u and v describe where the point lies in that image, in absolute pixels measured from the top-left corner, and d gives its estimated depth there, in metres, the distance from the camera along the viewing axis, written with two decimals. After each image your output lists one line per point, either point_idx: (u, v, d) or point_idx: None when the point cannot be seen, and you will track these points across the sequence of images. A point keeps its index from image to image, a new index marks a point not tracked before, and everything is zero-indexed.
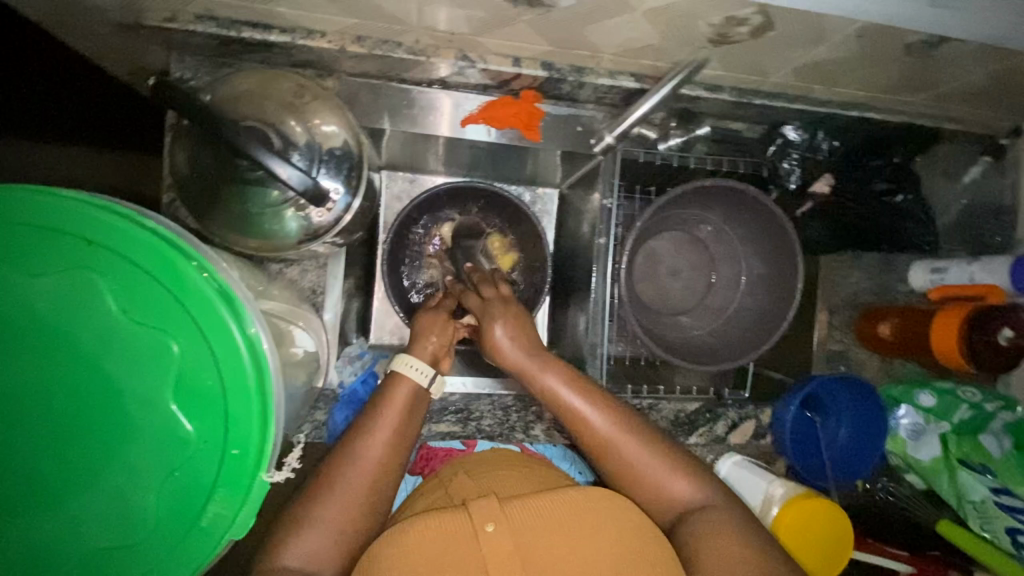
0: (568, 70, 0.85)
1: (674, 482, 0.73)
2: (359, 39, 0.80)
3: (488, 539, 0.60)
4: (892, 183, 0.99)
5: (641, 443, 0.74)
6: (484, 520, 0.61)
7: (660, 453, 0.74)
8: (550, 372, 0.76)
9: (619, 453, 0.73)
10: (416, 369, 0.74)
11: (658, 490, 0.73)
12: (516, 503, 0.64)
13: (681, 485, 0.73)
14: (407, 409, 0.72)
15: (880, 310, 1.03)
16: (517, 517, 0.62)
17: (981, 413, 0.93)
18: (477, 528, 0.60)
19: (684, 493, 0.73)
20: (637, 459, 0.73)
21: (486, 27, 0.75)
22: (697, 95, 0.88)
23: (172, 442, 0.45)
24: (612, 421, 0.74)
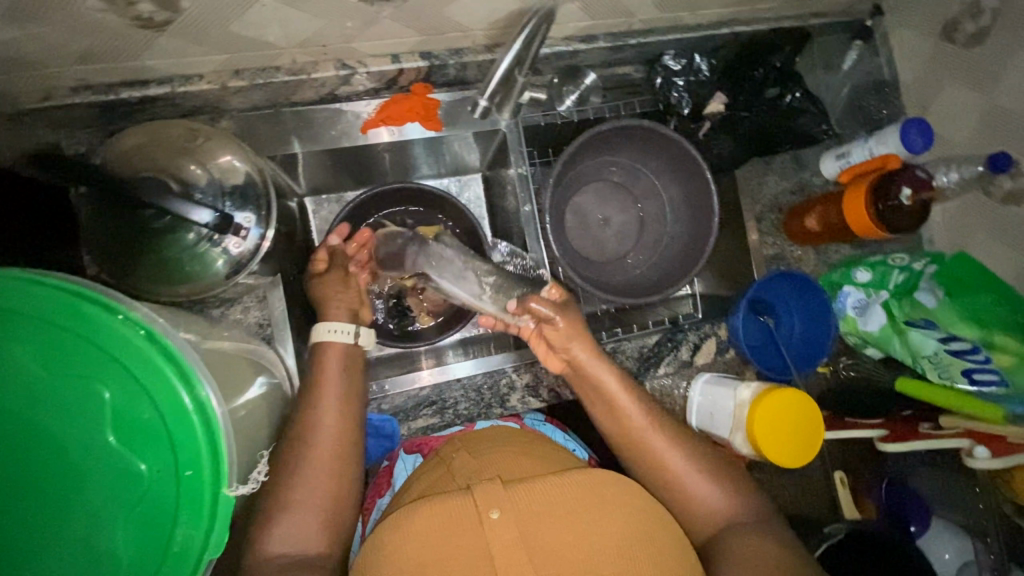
0: (447, 55, 0.89)
1: (709, 489, 0.73)
2: (238, 73, 0.82)
3: (493, 528, 0.60)
4: (780, 85, 1.03)
5: (686, 456, 0.74)
6: (489, 507, 0.61)
7: (697, 457, 0.74)
8: (604, 369, 0.77)
9: (662, 466, 0.74)
10: (341, 332, 0.79)
11: (692, 497, 0.73)
12: (521, 488, 0.63)
13: (715, 493, 0.73)
14: (347, 379, 0.76)
15: (804, 205, 1.06)
16: (521, 502, 0.62)
17: (912, 275, 0.99)
18: (482, 516, 0.61)
19: (716, 500, 0.72)
20: (681, 471, 0.73)
21: (355, 30, 0.78)
22: (576, 49, 0.94)
23: (123, 479, 0.46)
24: (658, 434, 0.75)
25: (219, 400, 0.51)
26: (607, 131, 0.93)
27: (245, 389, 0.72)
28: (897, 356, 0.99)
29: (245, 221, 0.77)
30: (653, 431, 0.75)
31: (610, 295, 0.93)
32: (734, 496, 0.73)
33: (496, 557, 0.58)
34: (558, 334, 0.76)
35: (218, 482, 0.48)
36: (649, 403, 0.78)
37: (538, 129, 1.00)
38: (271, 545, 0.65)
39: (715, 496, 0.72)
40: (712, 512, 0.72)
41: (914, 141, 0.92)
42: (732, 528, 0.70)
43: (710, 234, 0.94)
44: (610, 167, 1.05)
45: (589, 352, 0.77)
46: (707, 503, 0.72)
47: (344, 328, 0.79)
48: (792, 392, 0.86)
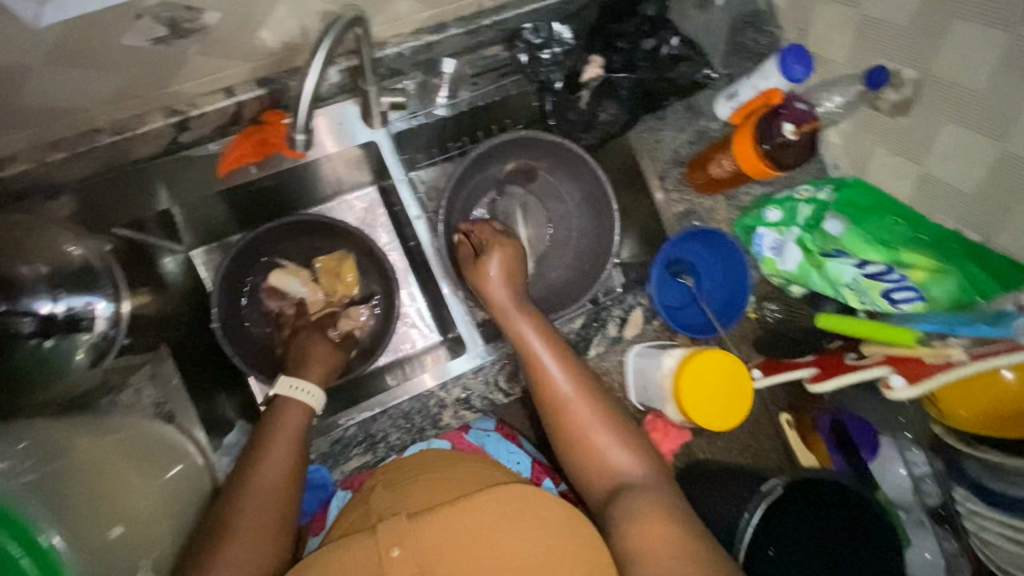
0: (286, 77, 0.82)
1: (616, 452, 0.76)
2: (56, 144, 0.76)
3: (392, 563, 0.63)
4: (652, 37, 1.00)
5: (595, 405, 0.78)
6: (388, 544, 0.64)
7: (608, 416, 0.78)
8: (528, 322, 0.83)
9: (570, 414, 0.78)
10: (302, 391, 0.84)
11: (597, 457, 0.76)
12: (423, 518, 0.65)
13: (622, 456, 0.76)
14: (299, 430, 0.80)
15: (705, 153, 1.04)
16: (422, 533, 0.64)
17: (819, 206, 0.98)
18: (381, 553, 0.63)
19: (622, 462, 0.76)
20: (586, 419, 0.77)
21: (164, 73, 0.71)
22: (426, 41, 0.88)
23: None
24: (575, 386, 0.79)
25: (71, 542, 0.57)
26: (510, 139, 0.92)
27: (149, 479, 0.72)
28: (819, 289, 0.98)
29: (89, 310, 0.74)
30: (570, 382, 0.79)
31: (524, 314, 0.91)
32: (643, 454, 0.76)
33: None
34: (500, 293, 0.86)
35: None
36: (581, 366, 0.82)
37: (410, 133, 0.96)
38: None
39: (626, 458, 0.76)
40: (619, 469, 0.75)
41: (794, 67, 0.91)
42: (640, 485, 0.73)
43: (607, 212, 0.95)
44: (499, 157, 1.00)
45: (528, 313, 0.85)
46: (614, 463, 0.76)
47: (306, 387, 0.83)
48: (718, 352, 0.85)
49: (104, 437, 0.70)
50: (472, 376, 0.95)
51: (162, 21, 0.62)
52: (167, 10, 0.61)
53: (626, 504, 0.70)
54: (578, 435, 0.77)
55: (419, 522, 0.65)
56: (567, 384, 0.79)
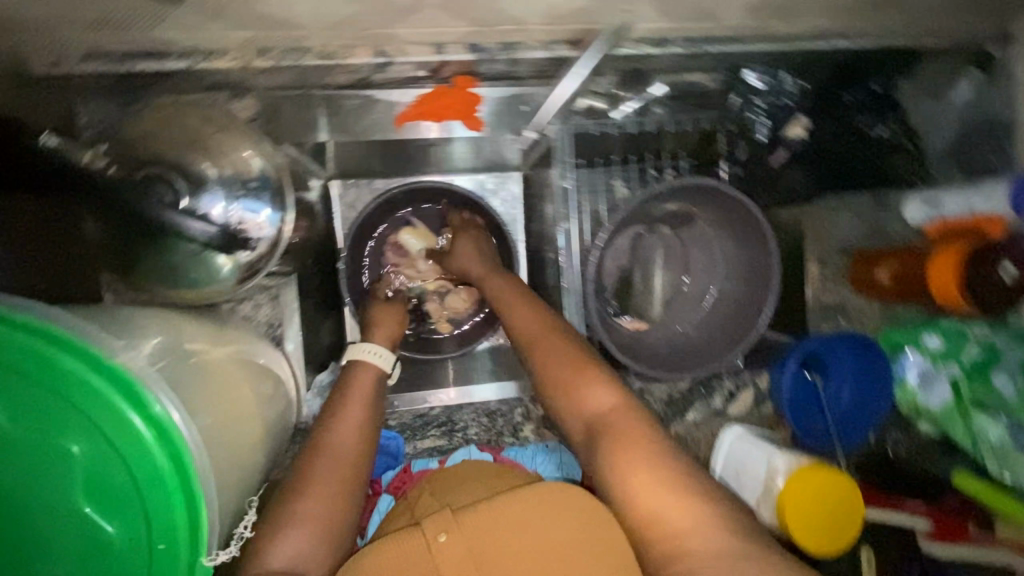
0: (498, 48, 0.78)
1: (588, 390, 0.69)
2: (263, 53, 0.72)
3: (439, 551, 0.60)
4: (870, 112, 0.92)
5: (583, 372, 0.70)
6: (437, 531, 0.61)
7: (588, 363, 0.71)
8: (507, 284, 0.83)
9: (551, 377, 0.72)
10: (375, 355, 0.79)
11: (577, 402, 0.69)
12: (469, 511, 0.63)
13: (596, 391, 0.69)
14: (373, 393, 0.76)
15: (876, 252, 0.95)
16: (470, 526, 0.62)
17: (993, 351, 0.85)
18: (428, 541, 0.61)
19: (600, 398, 0.68)
20: (563, 374, 0.71)
21: (396, 16, 0.68)
22: (645, 53, 0.81)
23: (91, 545, 0.42)
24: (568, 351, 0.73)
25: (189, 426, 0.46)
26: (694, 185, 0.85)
27: (247, 416, 0.68)
28: (955, 437, 0.88)
29: (257, 225, 0.77)
30: (563, 348, 0.73)
31: (640, 367, 0.86)
32: (617, 391, 0.69)
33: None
34: (521, 309, 0.80)
35: (195, 519, 0.44)
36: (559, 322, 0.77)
37: (590, 137, 0.91)
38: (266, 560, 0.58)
39: (606, 396, 0.68)
40: (597, 416, 0.67)
41: None
42: (619, 425, 0.64)
43: (771, 285, 0.86)
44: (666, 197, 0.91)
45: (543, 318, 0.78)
46: (594, 401, 0.68)
47: (377, 349, 0.79)
48: (830, 472, 0.79)
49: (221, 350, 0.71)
50: None
51: None
52: None
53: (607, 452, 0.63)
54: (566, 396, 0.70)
55: (465, 514, 0.63)
56: (562, 367, 0.72)
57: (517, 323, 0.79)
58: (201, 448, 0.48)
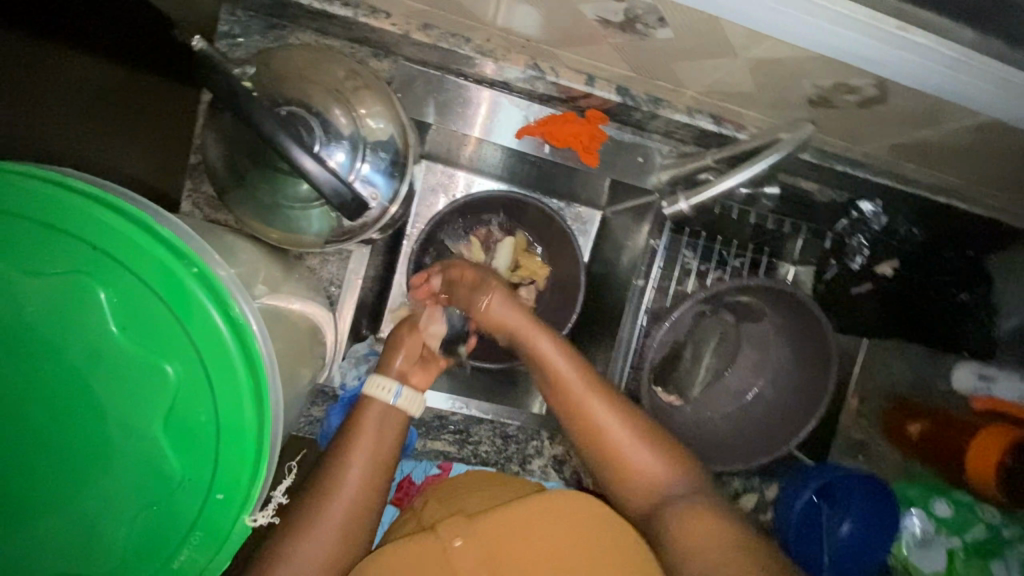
0: (643, 99, 0.78)
1: (637, 453, 0.64)
2: (426, 27, 0.72)
3: (455, 558, 0.56)
4: (964, 279, 0.91)
5: (610, 411, 0.65)
6: (452, 534, 0.57)
7: (627, 417, 0.65)
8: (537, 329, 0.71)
9: (592, 435, 0.65)
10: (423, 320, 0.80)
11: (625, 466, 0.64)
12: (484, 515, 0.59)
13: (645, 457, 0.64)
14: (389, 437, 0.67)
15: (915, 407, 0.97)
16: (485, 531, 0.57)
17: (998, 540, 0.90)
18: (444, 544, 0.57)
19: (652, 467, 0.64)
20: (607, 425, 0.65)
21: (571, 40, 0.68)
22: None
23: (151, 476, 0.41)
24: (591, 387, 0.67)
25: (274, 390, 0.45)
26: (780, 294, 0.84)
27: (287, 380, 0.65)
28: None
29: (370, 194, 0.67)
30: (582, 385, 0.67)
31: None
32: (663, 452, 0.64)
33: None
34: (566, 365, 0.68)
35: (257, 477, 0.42)
36: (583, 363, 0.69)
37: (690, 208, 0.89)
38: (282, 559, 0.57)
39: (648, 457, 0.64)
40: (656, 483, 0.63)
41: None
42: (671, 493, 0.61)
43: (817, 415, 0.86)
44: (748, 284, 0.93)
45: (585, 375, 0.67)
46: (646, 469, 0.64)
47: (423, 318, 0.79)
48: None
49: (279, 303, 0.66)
50: None
51: (629, 13, 0.58)
52: (643, 10, 0.57)
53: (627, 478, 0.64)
54: (605, 454, 0.65)
55: (481, 517, 0.58)
56: (610, 426, 0.65)
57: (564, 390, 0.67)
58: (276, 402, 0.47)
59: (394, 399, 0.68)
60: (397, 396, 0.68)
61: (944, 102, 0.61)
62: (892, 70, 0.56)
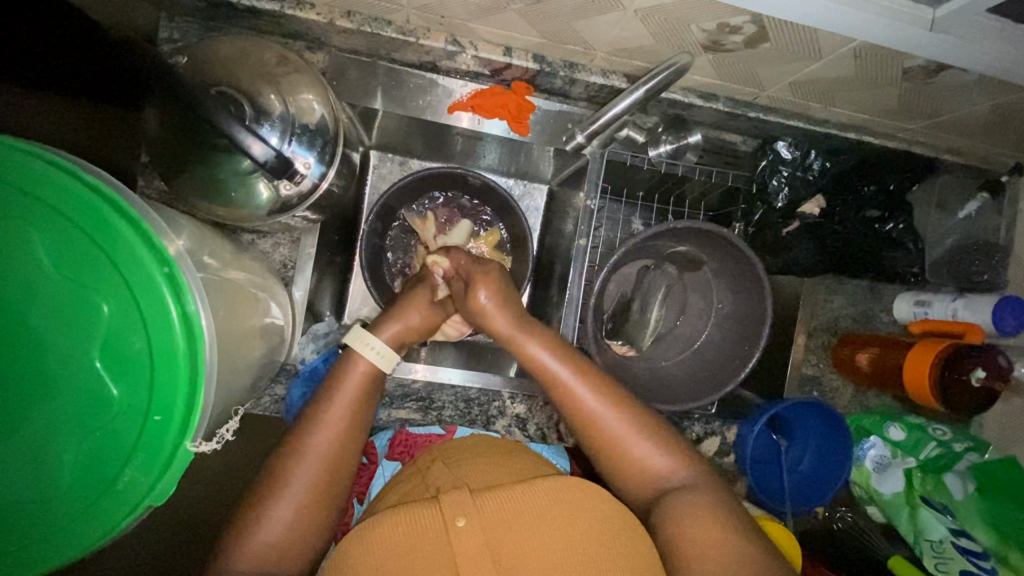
0: (559, 65, 0.84)
1: (653, 460, 0.69)
2: (349, 14, 0.78)
3: (458, 537, 0.51)
4: (883, 210, 0.95)
5: (623, 417, 0.70)
6: (456, 513, 0.53)
7: (637, 423, 0.70)
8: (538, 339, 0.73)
9: (602, 430, 0.69)
10: (372, 350, 0.69)
11: (636, 468, 0.69)
12: (489, 492, 0.56)
13: (660, 462, 0.69)
14: (361, 393, 0.67)
15: (862, 338, 1.00)
16: (490, 511, 0.54)
17: (951, 454, 0.91)
18: (447, 522, 0.52)
19: (663, 473, 0.68)
20: (620, 430, 0.69)
21: (480, 12, 0.74)
22: (690, 101, 0.88)
23: (93, 402, 0.44)
24: (600, 398, 0.70)
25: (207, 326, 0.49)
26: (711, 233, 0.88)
27: (237, 344, 0.69)
28: (898, 528, 0.93)
29: (302, 164, 0.71)
30: (592, 393, 0.70)
31: None
32: (683, 464, 0.69)
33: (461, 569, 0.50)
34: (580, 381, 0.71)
35: (191, 403, 0.46)
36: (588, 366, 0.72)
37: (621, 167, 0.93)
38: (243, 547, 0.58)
39: (657, 461, 0.69)
40: (664, 487, 0.68)
41: (1004, 318, 0.83)
42: (693, 493, 0.65)
43: (756, 348, 0.89)
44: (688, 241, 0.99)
45: (598, 389, 0.71)
46: (656, 475, 0.68)
47: (379, 347, 0.69)
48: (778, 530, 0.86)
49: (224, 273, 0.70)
50: (539, 404, 0.96)
51: None
52: None
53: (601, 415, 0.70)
54: (610, 457, 0.70)
55: (485, 497, 0.55)
56: (616, 422, 0.70)
57: (576, 396, 0.70)
58: (212, 342, 0.50)
59: (372, 354, 0.69)
60: (376, 351, 0.69)
61: (816, 32, 0.67)
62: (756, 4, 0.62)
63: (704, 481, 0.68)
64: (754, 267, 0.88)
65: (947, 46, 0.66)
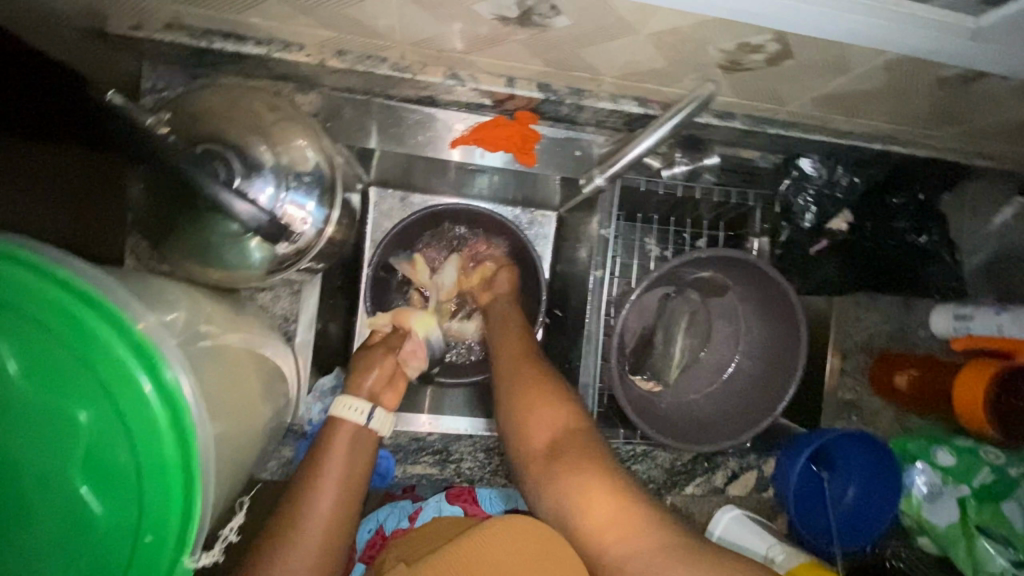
0: (566, 92, 0.79)
1: (546, 410, 0.70)
2: (340, 54, 0.73)
3: None
4: (915, 222, 0.90)
5: (534, 374, 0.75)
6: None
7: (546, 382, 0.73)
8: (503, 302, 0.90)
9: (512, 383, 0.75)
10: (354, 410, 0.67)
11: (531, 420, 0.70)
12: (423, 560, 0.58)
13: (551, 411, 0.70)
14: (357, 450, 0.66)
15: (900, 357, 0.94)
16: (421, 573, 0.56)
17: (1005, 480, 0.86)
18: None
19: (554, 420, 0.69)
20: (525, 385, 0.74)
21: (478, 44, 0.69)
22: (707, 122, 0.82)
23: (78, 525, 0.39)
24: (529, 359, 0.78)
25: (202, 431, 0.44)
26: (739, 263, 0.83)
27: (243, 419, 0.64)
28: (957, 562, 0.87)
29: (300, 214, 0.67)
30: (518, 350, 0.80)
31: (648, 429, 0.83)
32: (572, 413, 0.70)
33: None
34: (508, 337, 0.83)
35: (187, 514, 0.41)
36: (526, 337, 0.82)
37: (635, 192, 0.89)
38: None
39: (551, 412, 0.70)
40: (555, 436, 0.68)
41: None
42: (576, 443, 0.66)
43: (792, 385, 0.83)
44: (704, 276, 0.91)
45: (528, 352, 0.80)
46: (548, 423, 0.69)
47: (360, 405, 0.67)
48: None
49: (224, 338, 0.65)
50: None
51: (523, 6, 0.60)
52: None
53: (514, 394, 0.74)
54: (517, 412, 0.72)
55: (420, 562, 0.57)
56: (525, 380, 0.74)
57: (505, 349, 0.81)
58: (208, 435, 0.45)
59: (367, 421, 0.67)
60: (370, 417, 0.68)
61: (846, 46, 0.62)
62: (782, 22, 0.57)
63: (590, 434, 0.67)
64: (785, 292, 0.83)
65: (990, 54, 0.61)
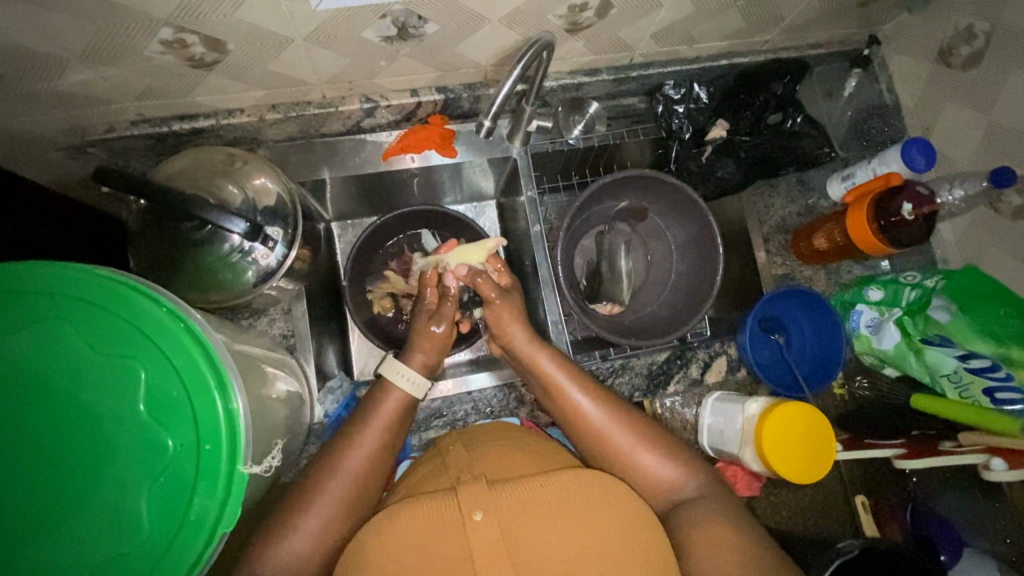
0: (461, 89, 0.97)
1: (667, 473, 0.76)
2: (274, 107, 0.91)
3: (474, 529, 0.56)
4: (782, 111, 1.07)
5: (632, 433, 0.77)
6: (472, 508, 0.58)
7: (653, 445, 0.77)
8: (547, 360, 0.81)
9: (611, 446, 0.77)
10: (405, 378, 0.77)
11: (648, 479, 0.76)
12: (505, 486, 0.60)
13: (677, 478, 0.76)
14: (395, 416, 0.76)
15: (812, 225, 1.08)
16: (504, 500, 0.59)
17: (923, 291, 0.95)
18: (463, 516, 0.57)
19: (679, 488, 0.75)
20: (629, 449, 0.76)
21: (376, 68, 0.87)
22: (579, 81, 1.00)
23: (151, 452, 0.51)
24: (607, 414, 0.78)
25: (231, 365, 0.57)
26: (638, 176, 0.96)
27: (265, 398, 0.76)
28: (915, 373, 0.98)
29: (275, 232, 0.81)
30: (600, 410, 0.78)
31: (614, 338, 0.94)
32: (696, 478, 0.76)
33: (476, 561, 0.55)
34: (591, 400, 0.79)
35: (231, 427, 0.53)
36: (611, 403, 0.79)
37: (546, 155, 1.05)
38: (276, 547, 0.66)
39: (663, 467, 0.76)
40: (678, 498, 0.75)
41: (915, 158, 0.92)
42: (708, 507, 0.72)
43: (717, 270, 0.96)
44: (626, 208, 1.06)
45: (608, 411, 0.78)
46: (666, 482, 0.76)
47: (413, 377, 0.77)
48: (790, 417, 0.85)
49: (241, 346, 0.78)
50: None
51: (397, 24, 0.77)
52: (404, 16, 0.76)
53: (612, 464, 0.77)
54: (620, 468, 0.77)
55: (501, 491, 0.59)
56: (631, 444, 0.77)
57: (586, 427, 0.78)
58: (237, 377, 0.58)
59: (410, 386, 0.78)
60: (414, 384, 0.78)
61: None
62: None
63: (714, 495, 0.74)
64: (686, 194, 0.97)
65: None
